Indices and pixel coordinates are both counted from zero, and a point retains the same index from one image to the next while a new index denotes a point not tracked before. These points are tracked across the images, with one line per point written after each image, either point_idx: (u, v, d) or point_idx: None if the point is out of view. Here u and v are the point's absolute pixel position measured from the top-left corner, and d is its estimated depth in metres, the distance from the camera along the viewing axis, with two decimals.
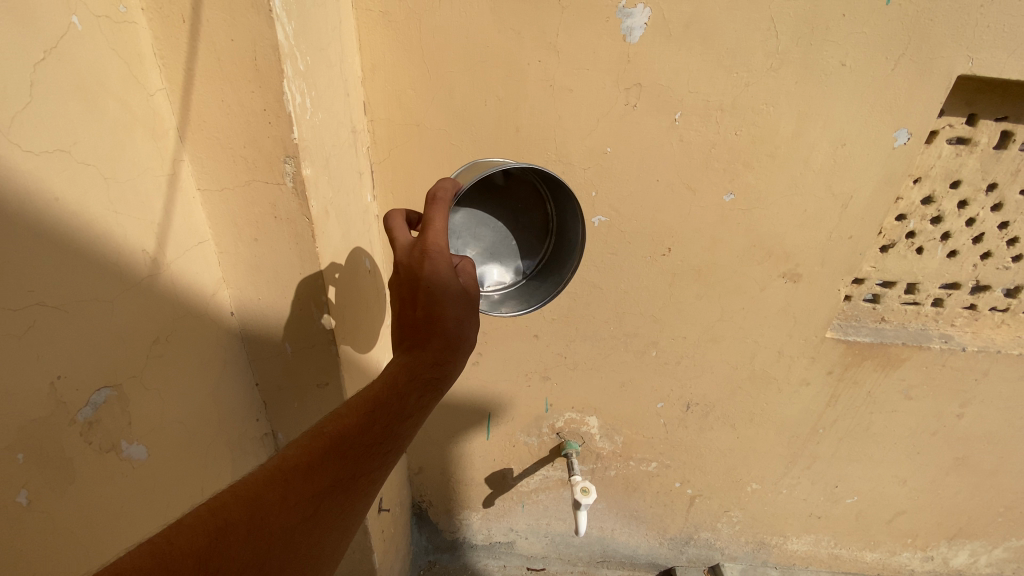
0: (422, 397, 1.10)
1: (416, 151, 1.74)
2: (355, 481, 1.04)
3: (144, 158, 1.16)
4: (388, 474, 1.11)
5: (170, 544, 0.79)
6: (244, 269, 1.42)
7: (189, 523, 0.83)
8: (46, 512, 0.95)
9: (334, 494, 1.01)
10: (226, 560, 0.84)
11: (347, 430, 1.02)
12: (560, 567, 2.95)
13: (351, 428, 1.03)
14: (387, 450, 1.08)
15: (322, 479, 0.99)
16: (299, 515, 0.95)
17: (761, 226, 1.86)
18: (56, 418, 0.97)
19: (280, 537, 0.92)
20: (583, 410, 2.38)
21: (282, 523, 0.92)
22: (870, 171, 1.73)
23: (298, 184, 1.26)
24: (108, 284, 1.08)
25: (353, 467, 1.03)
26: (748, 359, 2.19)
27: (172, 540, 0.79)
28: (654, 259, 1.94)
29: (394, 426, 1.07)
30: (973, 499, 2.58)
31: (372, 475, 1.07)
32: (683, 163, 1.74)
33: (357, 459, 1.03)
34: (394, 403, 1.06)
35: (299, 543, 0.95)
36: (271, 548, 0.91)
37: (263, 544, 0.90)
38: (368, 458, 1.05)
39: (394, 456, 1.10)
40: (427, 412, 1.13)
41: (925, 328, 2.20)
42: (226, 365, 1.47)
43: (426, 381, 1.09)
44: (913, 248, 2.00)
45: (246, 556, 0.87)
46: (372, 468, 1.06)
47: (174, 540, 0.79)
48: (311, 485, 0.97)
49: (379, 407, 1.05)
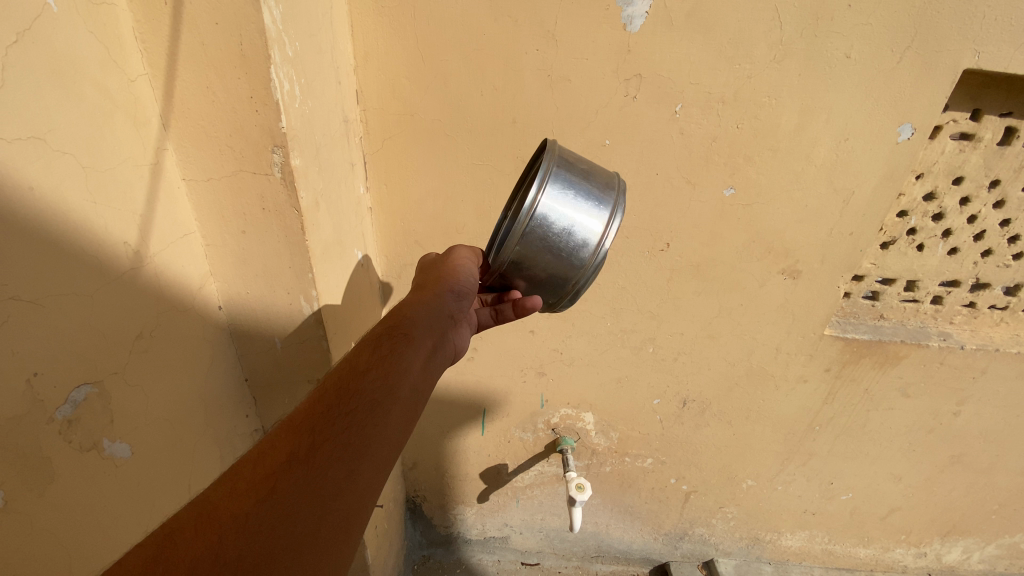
0: (375, 353, 1.13)
1: (410, 142, 1.70)
2: (322, 449, 0.93)
3: (126, 148, 1.12)
4: (367, 435, 0.98)
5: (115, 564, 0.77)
6: (232, 262, 1.39)
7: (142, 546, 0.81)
8: (23, 515, 0.92)
9: (294, 468, 0.90)
10: (173, 558, 0.78)
11: (304, 407, 1.01)
12: (555, 563, 2.94)
13: (309, 404, 1.02)
14: (352, 410, 1.00)
15: (275, 457, 0.91)
16: (256, 498, 0.86)
17: (761, 222, 1.83)
18: (34, 416, 0.94)
19: (238, 525, 0.83)
20: (579, 406, 2.35)
21: (234, 508, 0.84)
22: (872, 167, 1.70)
23: (287, 175, 1.22)
24: (89, 278, 1.04)
25: (313, 436, 0.95)
26: (745, 356, 2.17)
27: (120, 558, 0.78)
28: (652, 255, 1.91)
29: (350, 385, 1.04)
30: (968, 497, 2.58)
31: (340, 438, 0.96)
32: (683, 157, 1.70)
33: (313, 429, 0.96)
34: (347, 368, 1.09)
35: (260, 526, 0.84)
36: (225, 537, 0.81)
37: (215, 538, 0.81)
38: (327, 423, 0.97)
39: (361, 415, 1.00)
40: (391, 363, 1.11)
41: (924, 326, 2.18)
42: (213, 360, 1.44)
43: (376, 340, 1.17)
44: (914, 246, 1.98)
45: (194, 551, 0.79)
46: (339, 430, 0.96)
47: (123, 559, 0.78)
48: (262, 467, 0.90)
49: (333, 378, 1.08)
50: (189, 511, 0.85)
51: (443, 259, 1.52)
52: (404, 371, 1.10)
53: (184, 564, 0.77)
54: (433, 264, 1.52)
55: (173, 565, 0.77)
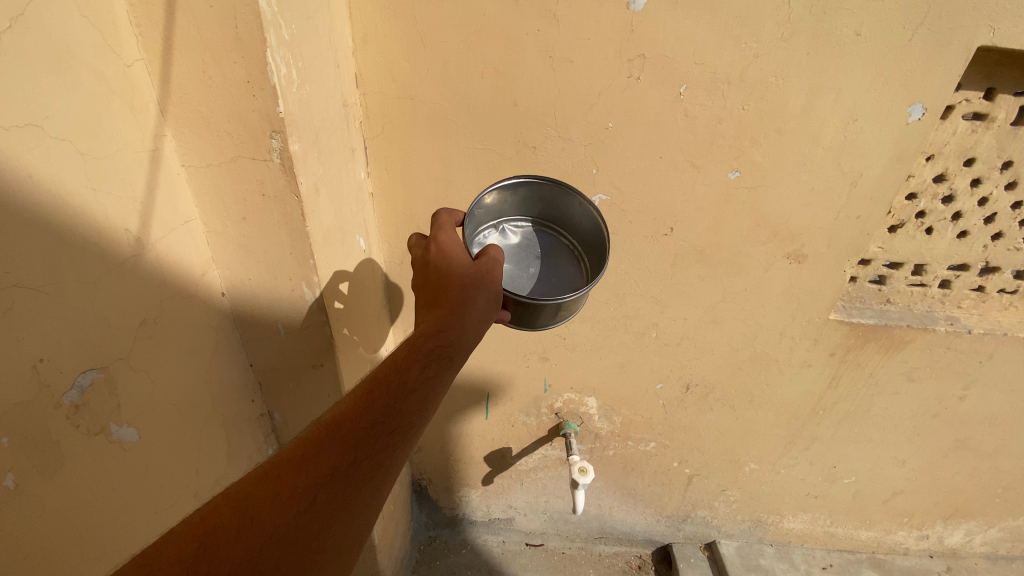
0: (423, 370, 1.17)
1: (410, 127, 1.69)
2: (357, 469, 1.07)
3: (124, 135, 1.11)
4: (394, 458, 1.14)
5: (162, 553, 0.84)
6: (234, 249, 1.39)
7: (182, 531, 0.87)
8: (33, 497, 0.94)
9: (333, 485, 1.03)
10: (218, 561, 0.87)
11: (346, 413, 1.07)
12: (559, 543, 2.99)
13: (351, 411, 1.08)
14: (392, 433, 1.12)
15: (319, 468, 1.01)
16: (296, 509, 0.97)
17: (766, 205, 1.80)
18: (41, 401, 0.95)
19: (277, 533, 0.94)
20: (582, 390, 2.36)
21: (278, 517, 0.95)
22: (881, 148, 1.66)
23: (286, 161, 1.21)
24: (91, 264, 1.05)
25: (353, 453, 1.06)
26: (749, 341, 2.16)
27: (165, 547, 0.84)
28: (655, 239, 1.89)
29: (395, 407, 1.13)
30: (972, 480, 2.58)
31: (375, 459, 1.10)
32: (687, 140, 1.67)
33: (356, 446, 1.06)
34: (394, 379, 1.14)
35: (296, 535, 0.97)
36: (264, 545, 0.93)
37: (255, 545, 0.92)
38: (368, 443, 1.08)
39: (398, 437, 1.13)
40: (430, 387, 1.19)
41: (931, 310, 2.16)
42: (218, 346, 1.45)
43: (426, 353, 1.18)
44: (923, 229, 1.95)
45: (237, 557, 0.89)
46: (376, 451, 1.10)
47: (167, 549, 0.84)
48: (306, 476, 1.00)
49: (379, 386, 1.12)
50: (231, 508, 0.92)
51: (476, 266, 1.26)
52: (437, 397, 1.21)
53: (226, 569, 0.87)
54: (459, 265, 1.26)
55: (218, 566, 0.87)
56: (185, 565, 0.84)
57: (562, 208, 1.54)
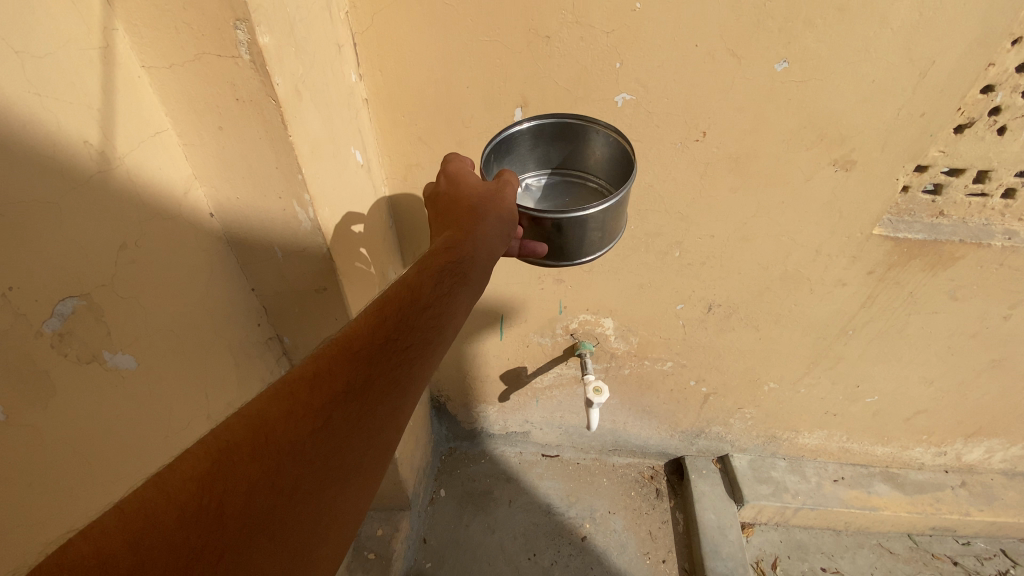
0: (437, 285, 1.08)
1: (403, 16, 1.45)
2: (375, 386, 1.00)
3: (64, 28, 0.95)
4: (414, 376, 1.07)
5: (172, 472, 0.79)
6: (216, 164, 1.26)
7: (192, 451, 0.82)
8: (26, 425, 0.93)
9: (348, 402, 0.97)
10: (232, 478, 0.82)
11: (357, 331, 1.00)
12: (573, 454, 3.09)
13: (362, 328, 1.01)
14: (411, 350, 1.05)
15: (331, 387, 0.95)
16: (310, 427, 0.92)
17: (816, 103, 1.56)
18: (19, 330, 0.90)
19: (293, 452, 0.89)
20: (599, 311, 2.28)
21: (292, 436, 0.89)
22: (968, 26, 1.37)
23: (256, 57, 1.04)
24: (50, 182, 0.94)
25: (368, 370, 0.99)
26: (781, 259, 2.01)
27: (174, 467, 0.79)
28: (684, 146, 1.69)
29: (411, 322, 1.05)
30: (1001, 400, 2.51)
31: (393, 377, 1.03)
32: (729, 22, 1.41)
33: (369, 362, 1.00)
34: (406, 294, 1.06)
35: (315, 453, 0.92)
36: (282, 464, 0.87)
37: (271, 463, 0.86)
38: (383, 359, 1.01)
39: (416, 353, 1.06)
40: (447, 303, 1.10)
41: (988, 223, 1.94)
42: (213, 269, 1.38)
43: (438, 269, 1.09)
44: (994, 129, 1.68)
45: (251, 475, 0.83)
46: (394, 369, 1.03)
47: (176, 469, 0.79)
48: (319, 395, 0.93)
49: (391, 301, 1.04)
50: (243, 426, 0.87)
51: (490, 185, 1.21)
52: (457, 312, 1.12)
53: (241, 488, 0.82)
54: (467, 185, 1.21)
55: (233, 484, 0.82)
56: (196, 484, 0.79)
57: (580, 147, 1.51)
